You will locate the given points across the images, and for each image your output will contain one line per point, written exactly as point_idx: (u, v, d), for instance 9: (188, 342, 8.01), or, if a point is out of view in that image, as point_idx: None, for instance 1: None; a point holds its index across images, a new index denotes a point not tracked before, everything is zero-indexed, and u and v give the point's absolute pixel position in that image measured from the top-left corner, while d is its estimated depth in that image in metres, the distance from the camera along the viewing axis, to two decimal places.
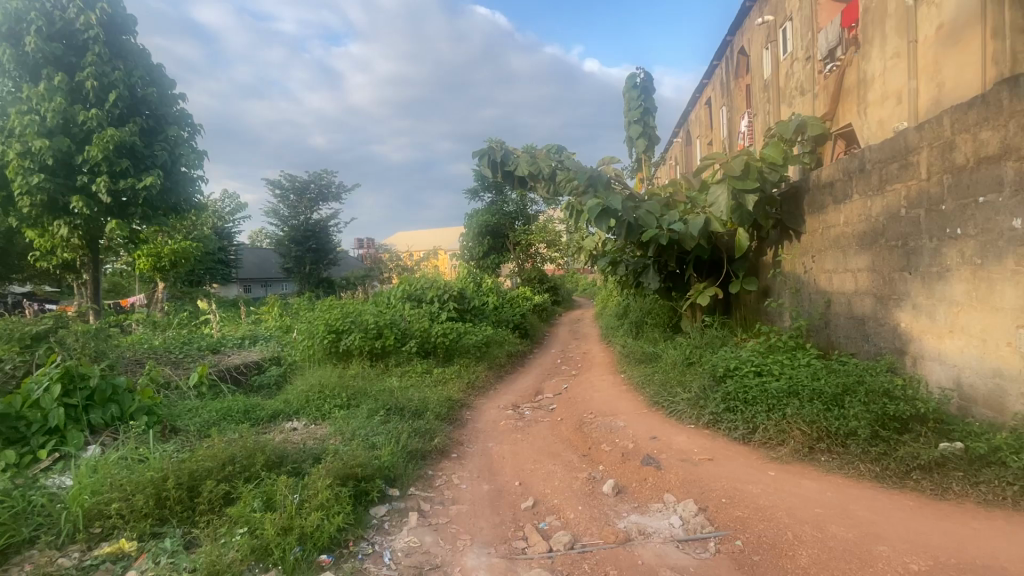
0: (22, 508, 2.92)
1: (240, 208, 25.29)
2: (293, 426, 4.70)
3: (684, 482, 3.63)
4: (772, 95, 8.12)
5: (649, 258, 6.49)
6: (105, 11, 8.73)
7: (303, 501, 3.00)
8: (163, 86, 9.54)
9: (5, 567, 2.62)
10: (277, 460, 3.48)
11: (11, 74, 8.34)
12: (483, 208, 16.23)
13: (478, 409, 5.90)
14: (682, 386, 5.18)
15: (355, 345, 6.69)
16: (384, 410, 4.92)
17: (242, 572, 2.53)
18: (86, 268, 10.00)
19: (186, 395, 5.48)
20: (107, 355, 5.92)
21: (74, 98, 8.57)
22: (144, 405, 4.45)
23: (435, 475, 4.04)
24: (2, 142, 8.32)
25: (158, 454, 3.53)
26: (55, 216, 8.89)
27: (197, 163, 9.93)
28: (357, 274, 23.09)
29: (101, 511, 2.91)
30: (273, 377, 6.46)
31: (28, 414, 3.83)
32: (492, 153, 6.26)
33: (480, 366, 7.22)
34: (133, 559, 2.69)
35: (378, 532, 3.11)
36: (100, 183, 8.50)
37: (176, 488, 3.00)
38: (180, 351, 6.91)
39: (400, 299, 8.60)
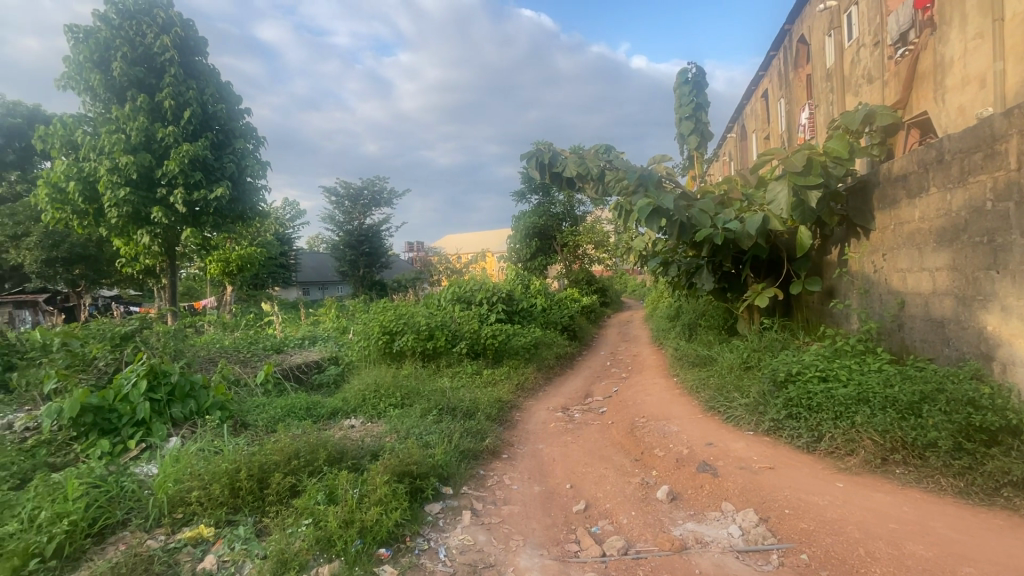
0: (116, 493, 3.21)
1: (298, 215, 26.60)
2: (351, 423, 4.90)
3: (744, 491, 3.50)
4: (836, 84, 7.68)
5: (702, 258, 6.29)
6: (180, 35, 9.46)
7: (363, 496, 3.12)
8: (231, 102, 10.22)
9: (102, 547, 2.88)
10: (338, 455, 3.64)
11: (102, 98, 9.18)
12: (531, 210, 16.28)
13: (528, 411, 5.94)
14: (740, 391, 4.99)
15: (408, 345, 6.89)
16: (436, 410, 5.04)
17: (308, 561, 2.66)
18: (165, 274, 10.81)
19: (254, 392, 5.84)
20: (185, 354, 6.38)
21: (154, 117, 9.33)
22: (217, 401, 4.75)
23: (486, 475, 4.09)
24: (94, 159, 9.16)
25: (231, 446, 3.77)
26: (138, 226, 9.62)
27: (262, 173, 10.54)
28: (408, 277, 23.78)
29: (183, 498, 3.15)
30: (332, 376, 6.76)
31: (119, 407, 4.21)
32: (540, 155, 6.24)
33: (529, 368, 7.24)
34: (210, 544, 2.90)
35: (433, 529, 3.19)
36: (177, 194, 9.20)
37: (248, 479, 3.21)
38: (248, 350, 7.36)
39: (450, 301, 8.78)
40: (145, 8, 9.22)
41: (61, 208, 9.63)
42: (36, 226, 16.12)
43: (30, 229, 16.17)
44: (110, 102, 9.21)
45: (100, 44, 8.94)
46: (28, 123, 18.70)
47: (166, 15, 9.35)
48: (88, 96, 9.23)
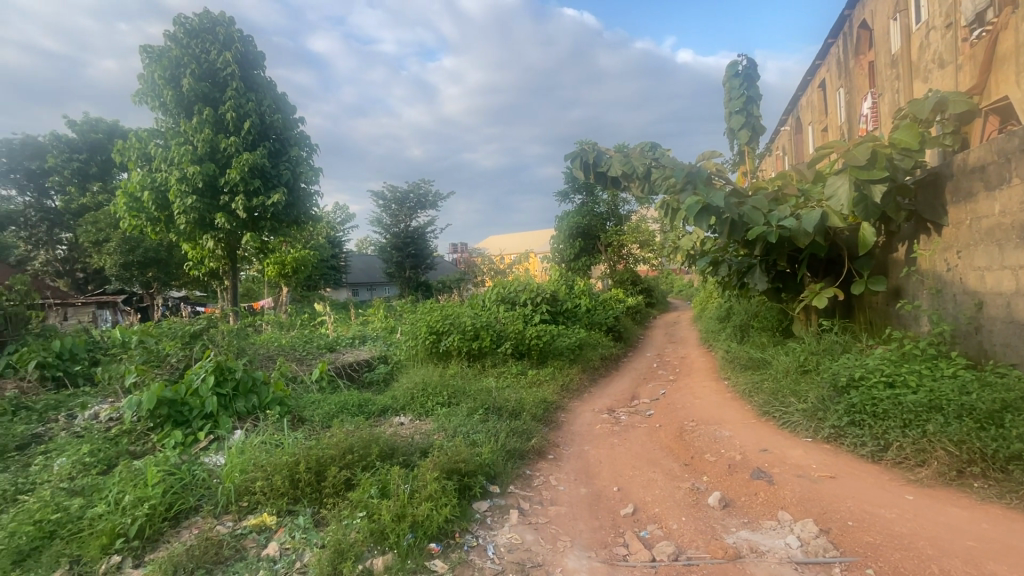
0: (188, 480, 3.44)
1: (348, 218, 27.58)
2: (400, 420, 5.04)
3: (802, 500, 3.36)
4: (902, 70, 7.20)
5: (755, 257, 6.05)
6: (240, 50, 10.03)
7: (414, 491, 3.21)
8: (287, 112, 10.73)
9: (178, 530, 3.10)
10: (389, 451, 3.76)
11: (172, 112, 9.85)
12: (574, 210, 16.16)
13: (573, 412, 5.91)
14: (797, 395, 4.77)
15: (454, 345, 7.02)
16: (482, 409, 5.10)
17: (363, 552, 2.77)
18: (228, 276, 11.47)
19: (310, 388, 6.12)
20: (247, 352, 6.76)
21: (218, 129, 9.92)
22: (277, 397, 4.99)
23: (533, 475, 4.11)
24: (165, 170, 9.84)
25: (291, 440, 3.97)
26: (204, 231, 10.26)
27: (315, 179, 11.02)
28: (453, 278, 24.19)
29: (248, 488, 3.34)
30: (382, 374, 6.97)
31: (190, 401, 4.51)
32: (584, 155, 6.17)
33: (574, 369, 7.21)
34: (273, 531, 3.07)
35: (481, 526, 3.24)
36: (238, 201, 9.76)
37: (306, 471, 3.37)
38: (303, 349, 7.72)
39: (495, 302, 8.86)
40: (209, 27, 9.84)
41: (137, 215, 10.41)
42: (115, 232, 17.50)
43: (110, 235, 17.56)
44: (179, 115, 9.87)
45: (170, 62, 9.62)
46: (108, 138, 20.35)
47: (228, 32, 9.93)
48: (160, 112, 9.94)
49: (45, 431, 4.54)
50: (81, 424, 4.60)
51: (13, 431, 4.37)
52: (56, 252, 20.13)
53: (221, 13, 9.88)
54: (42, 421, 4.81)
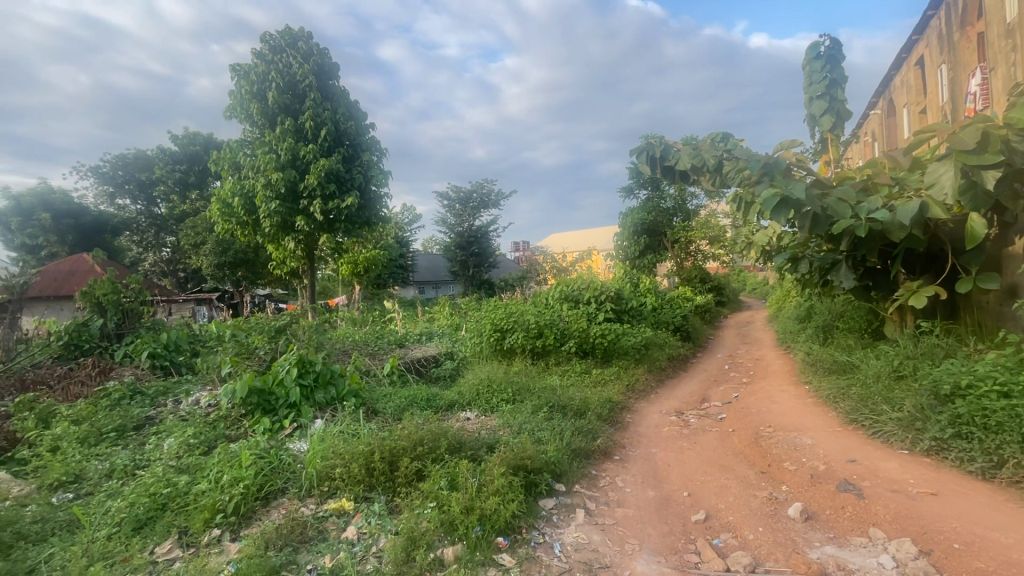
0: (276, 464, 3.71)
1: (415, 219, 28.56)
2: (467, 416, 5.16)
3: (897, 518, 3.08)
4: (1020, 40, 6.37)
5: (841, 253, 5.58)
6: (317, 63, 10.68)
7: (482, 485, 3.28)
8: (359, 119, 11.30)
9: (267, 509, 3.36)
10: (457, 444, 3.85)
11: (258, 123, 10.65)
12: (639, 206, 15.72)
13: (640, 413, 5.77)
14: (890, 404, 4.38)
15: (518, 343, 7.06)
16: (547, 407, 5.11)
17: (434, 541, 2.87)
18: (306, 275, 12.23)
19: (382, 381, 6.43)
20: (325, 346, 7.19)
21: (298, 137, 10.61)
22: (353, 388, 5.27)
23: (598, 475, 4.07)
24: (252, 177, 10.66)
25: (366, 430, 4.19)
26: (286, 233, 10.99)
27: (384, 182, 11.52)
28: (515, 276, 24.39)
29: (328, 474, 3.55)
30: (449, 370, 7.16)
31: (276, 391, 4.88)
32: (650, 149, 5.87)
33: (639, 370, 7.04)
34: (351, 516, 3.25)
35: (547, 523, 3.26)
36: (316, 205, 10.39)
37: (380, 461, 3.53)
38: (375, 344, 8.10)
39: (558, 300, 8.81)
40: (291, 43, 10.56)
41: (228, 220, 11.35)
42: (210, 236, 19.21)
43: (206, 238, 19.31)
44: (264, 126, 10.66)
45: (257, 77, 10.41)
46: (204, 150, 22.40)
47: (307, 46, 10.62)
48: (247, 124, 10.77)
49: (156, 414, 5.09)
50: (185, 409, 5.10)
51: (130, 413, 4.93)
52: (161, 254, 22.43)
53: (301, 28, 10.55)
54: (153, 405, 5.39)
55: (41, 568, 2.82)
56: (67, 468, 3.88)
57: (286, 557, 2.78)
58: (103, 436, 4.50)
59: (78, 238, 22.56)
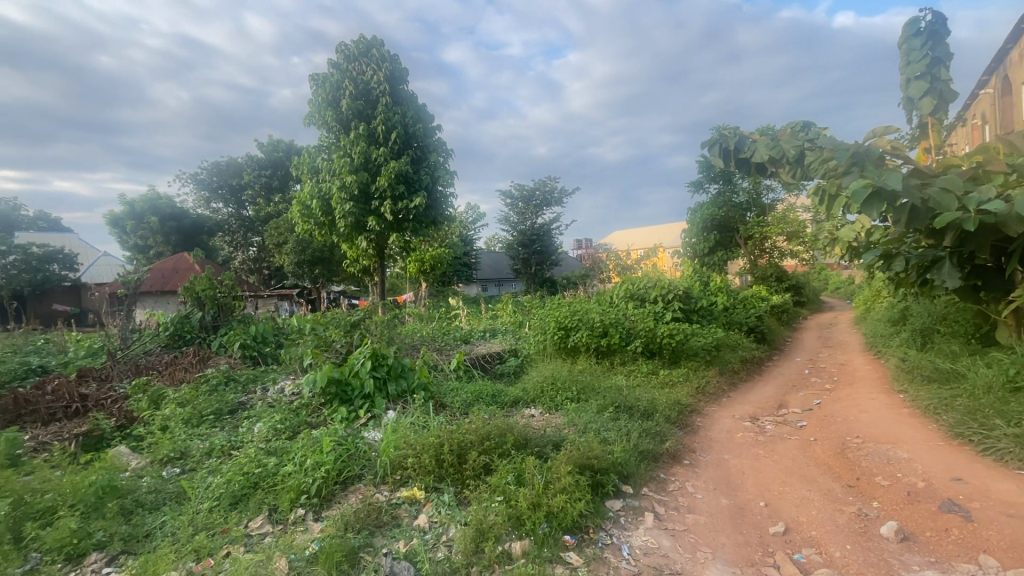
0: (353, 451, 3.91)
1: (479, 217, 29.01)
2: (531, 413, 5.20)
3: (1014, 546, 2.76)
4: None
5: (944, 249, 5.03)
6: (389, 69, 11.12)
7: (548, 482, 3.28)
8: (426, 121, 11.67)
9: (346, 493, 3.56)
10: (523, 441, 3.89)
11: (334, 129, 11.25)
12: (709, 200, 15.00)
13: (710, 417, 5.54)
14: (1004, 418, 3.91)
15: (582, 342, 7.00)
16: (613, 407, 5.03)
17: (502, 534, 2.91)
18: (377, 272, 12.79)
19: (449, 376, 6.62)
20: (395, 341, 7.50)
21: (370, 141, 11.12)
22: (421, 382, 5.47)
23: (667, 479, 3.95)
24: (329, 179, 11.29)
25: (435, 423, 4.32)
26: (358, 233, 11.55)
27: (450, 182, 11.83)
28: (578, 274, 24.18)
29: (400, 463, 3.70)
30: (513, 367, 7.23)
31: (352, 381, 5.16)
32: (723, 141, 5.35)
33: (710, 372, 6.75)
34: (422, 505, 3.37)
35: (615, 525, 3.21)
36: (387, 205, 10.86)
37: (449, 453, 3.63)
38: (442, 340, 8.34)
39: (623, 298, 8.62)
40: (365, 51, 11.07)
41: (308, 221, 12.10)
42: (291, 236, 20.56)
43: (288, 238, 20.70)
44: (339, 132, 11.25)
45: (334, 86, 11.00)
46: (286, 156, 23.93)
47: (380, 53, 11.08)
48: (324, 130, 11.41)
49: (247, 400, 5.53)
50: (272, 396, 5.52)
51: (226, 398, 5.40)
52: (248, 253, 24.30)
53: (373, 36, 11.03)
54: (245, 391, 5.87)
55: (155, 534, 3.16)
56: (174, 445, 4.32)
57: (363, 540, 2.93)
58: (203, 418, 4.97)
59: (180, 239, 24.95)
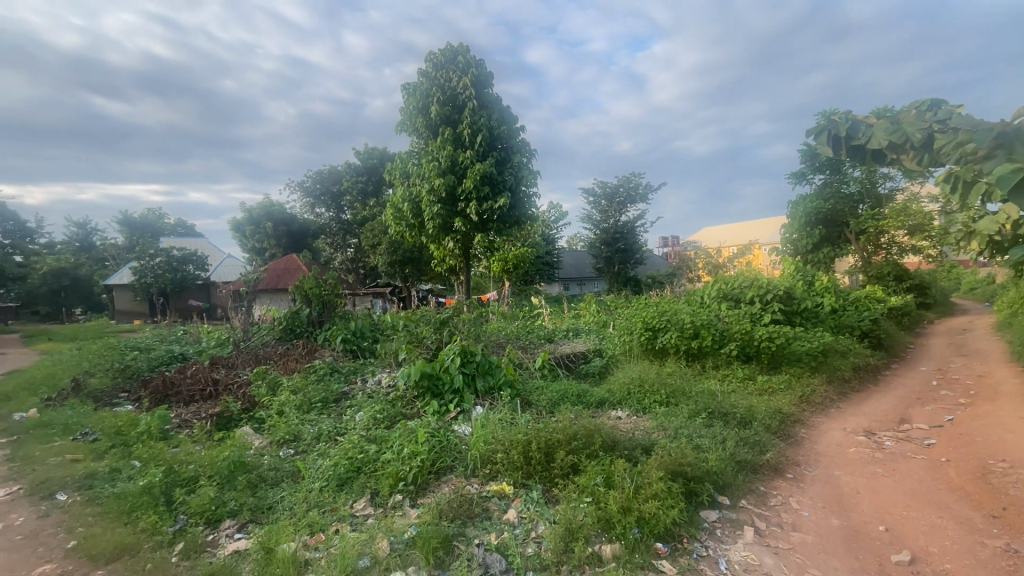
0: (445, 444, 4.08)
1: (561, 216, 28.92)
2: (618, 414, 5.11)
3: None
4: None
5: None
6: (475, 73, 11.44)
7: (639, 487, 3.19)
8: (510, 123, 11.86)
9: (439, 483, 3.72)
10: (611, 444, 3.83)
11: (422, 135, 11.78)
12: (812, 192, 13.77)
13: (817, 428, 5.09)
14: None
15: (671, 343, 6.74)
16: (706, 413, 4.81)
17: (592, 536, 2.90)
18: (462, 272, 13.20)
19: (534, 374, 6.70)
20: (481, 339, 7.74)
21: (456, 145, 11.51)
22: (508, 379, 5.58)
23: (769, 493, 3.68)
24: (418, 183, 11.86)
25: (523, 420, 4.39)
26: (446, 233, 11.99)
27: (534, 182, 11.93)
28: (664, 274, 23.34)
29: (489, 458, 3.79)
30: (598, 367, 7.13)
31: (443, 376, 5.39)
32: (831, 128, 3.96)
33: (815, 380, 6.20)
34: (511, 499, 3.44)
35: (710, 537, 3.07)
36: (472, 206, 11.19)
37: (537, 451, 3.66)
38: (527, 339, 8.44)
39: (715, 299, 8.15)
40: (452, 58, 11.45)
41: (399, 223, 12.77)
42: (385, 237, 21.86)
43: (381, 239, 22.04)
44: (428, 138, 11.77)
45: (423, 93, 11.54)
46: (380, 162, 25.41)
47: (466, 60, 11.43)
48: (414, 136, 12.01)
49: (349, 390, 5.98)
50: (371, 387, 5.93)
51: (331, 388, 5.88)
52: (346, 253, 26.18)
53: (460, 43, 11.41)
54: (347, 382, 6.37)
55: (276, 507, 3.52)
56: (289, 429, 4.79)
57: (457, 529, 3.05)
58: (312, 405, 5.45)
59: (290, 242, 27.53)
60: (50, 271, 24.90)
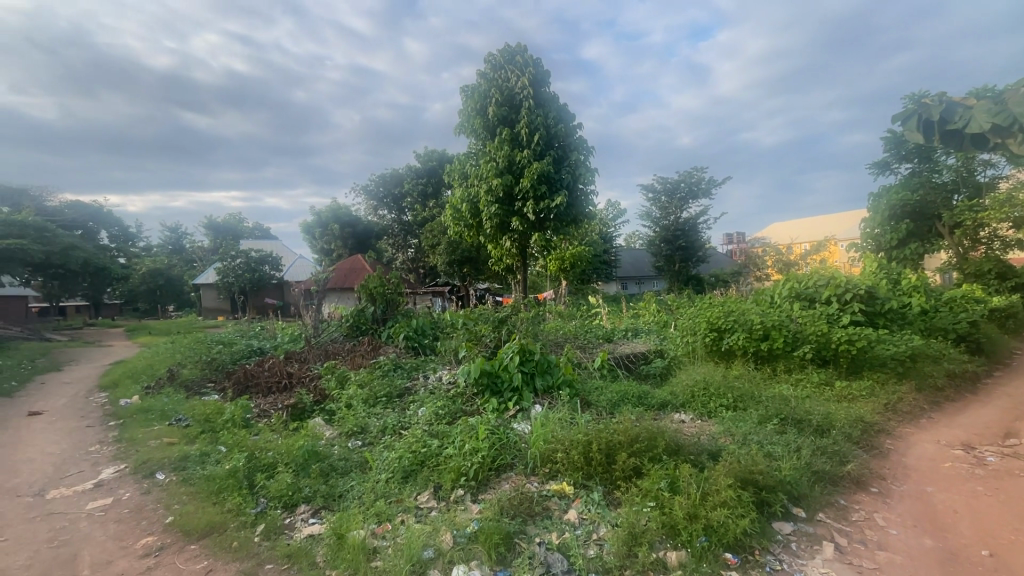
0: (505, 442, 4.11)
1: (619, 214, 28.35)
2: (681, 418, 4.94)
3: None
4: None
5: None
6: (532, 73, 11.47)
7: (706, 493, 3.07)
8: (567, 121, 11.77)
9: (500, 480, 3.76)
10: (675, 448, 3.71)
11: (480, 135, 11.93)
12: (898, 183, 12.68)
13: (905, 440, 4.67)
14: None
15: (738, 345, 6.43)
16: (778, 419, 4.56)
17: (656, 543, 2.82)
18: (519, 271, 13.26)
19: (593, 374, 6.63)
20: (539, 337, 7.73)
21: (513, 145, 11.56)
22: (566, 378, 5.55)
23: (850, 508, 3.42)
24: (476, 183, 12.03)
25: (583, 420, 4.35)
26: (503, 233, 12.09)
27: (591, 180, 11.78)
28: (729, 273, 22.33)
29: (550, 457, 3.78)
30: (659, 369, 6.92)
31: (503, 374, 5.44)
32: (923, 110, 3.59)
33: (903, 387, 5.70)
34: (571, 500, 3.42)
35: (784, 550, 2.90)
36: (529, 205, 11.22)
37: (598, 452, 3.60)
38: (585, 338, 8.35)
39: (786, 299, 7.68)
40: (510, 58, 11.54)
41: (458, 223, 13.00)
42: (444, 237, 22.36)
43: (440, 239, 22.58)
44: (485, 138, 11.90)
45: (481, 95, 11.71)
46: (439, 164, 25.97)
47: (523, 59, 11.48)
48: (472, 138, 12.20)
49: (412, 386, 6.18)
50: (433, 384, 6.10)
51: (395, 383, 6.09)
52: (407, 253, 27.02)
53: (517, 44, 11.47)
54: (410, 377, 6.58)
55: (346, 495, 3.70)
56: (357, 421, 5.02)
57: (518, 526, 3.06)
58: (378, 399, 5.67)
59: (355, 242, 28.82)
60: (148, 271, 27.52)
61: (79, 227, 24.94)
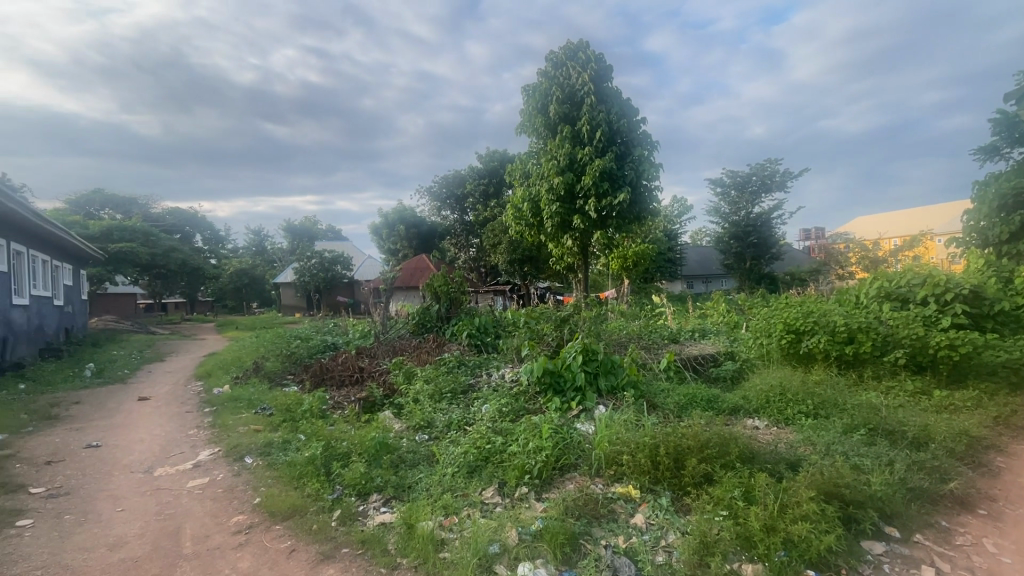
0: (569, 441, 4.08)
1: (685, 211, 27.32)
2: (755, 424, 4.70)
3: None
4: None
5: None
6: (595, 68, 11.31)
7: (785, 505, 2.89)
8: (630, 116, 11.50)
9: (563, 481, 3.74)
10: (750, 455, 3.53)
11: (541, 134, 11.92)
12: (1010, 171, 11.19)
13: (1020, 457, 4.16)
14: None
15: (819, 348, 6.01)
16: (866, 429, 4.21)
17: (729, 554, 2.69)
18: (581, 270, 13.13)
19: (659, 376, 6.44)
20: (602, 337, 7.61)
21: (575, 142, 11.45)
22: (631, 380, 5.44)
23: (954, 531, 3.09)
24: (537, 182, 12.04)
25: (649, 423, 4.23)
26: (564, 231, 12.01)
27: (656, 176, 11.43)
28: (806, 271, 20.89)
29: (615, 459, 3.71)
30: (730, 372, 6.60)
31: (565, 373, 5.41)
32: None
33: (1017, 399, 5.08)
34: (637, 504, 3.34)
35: (876, 572, 2.69)
36: (591, 203, 11.08)
37: (666, 456, 3.49)
38: (650, 338, 8.13)
39: (875, 298, 7.08)
40: (572, 56, 11.45)
41: (519, 222, 13.06)
42: (505, 236, 22.57)
43: (502, 239, 22.82)
44: (546, 136, 11.88)
45: (542, 93, 11.69)
46: (501, 164, 26.20)
47: (586, 56, 11.35)
48: (533, 137, 12.22)
49: (475, 383, 6.30)
50: (495, 381, 6.18)
51: (459, 379, 6.23)
52: (469, 253, 27.53)
53: (580, 40, 11.36)
54: (474, 374, 6.71)
55: (415, 486, 3.84)
56: (424, 416, 5.19)
57: (583, 527, 3.04)
58: (443, 395, 5.82)
59: (419, 242, 29.77)
60: (235, 271, 29.92)
61: (177, 231, 27.55)
